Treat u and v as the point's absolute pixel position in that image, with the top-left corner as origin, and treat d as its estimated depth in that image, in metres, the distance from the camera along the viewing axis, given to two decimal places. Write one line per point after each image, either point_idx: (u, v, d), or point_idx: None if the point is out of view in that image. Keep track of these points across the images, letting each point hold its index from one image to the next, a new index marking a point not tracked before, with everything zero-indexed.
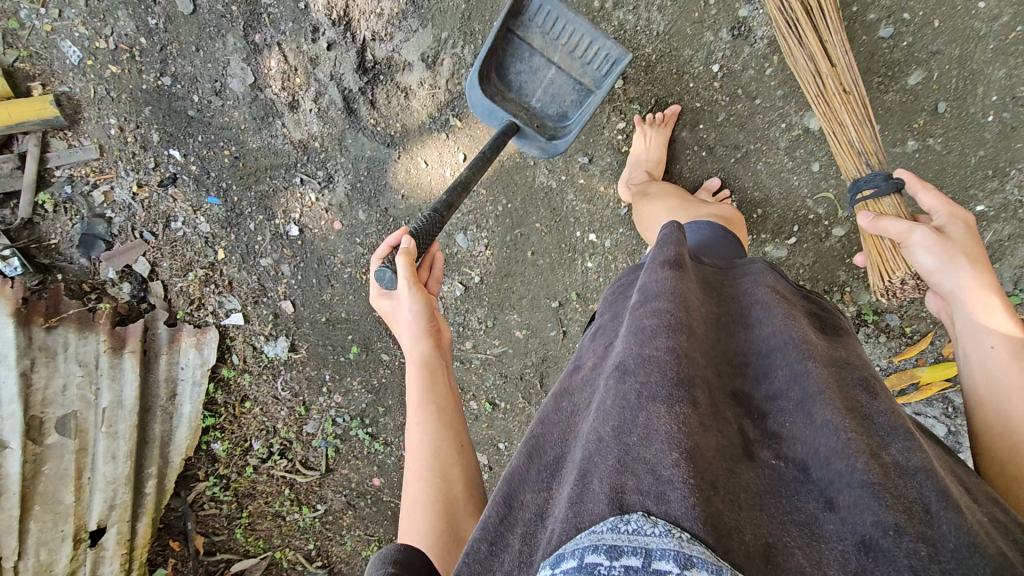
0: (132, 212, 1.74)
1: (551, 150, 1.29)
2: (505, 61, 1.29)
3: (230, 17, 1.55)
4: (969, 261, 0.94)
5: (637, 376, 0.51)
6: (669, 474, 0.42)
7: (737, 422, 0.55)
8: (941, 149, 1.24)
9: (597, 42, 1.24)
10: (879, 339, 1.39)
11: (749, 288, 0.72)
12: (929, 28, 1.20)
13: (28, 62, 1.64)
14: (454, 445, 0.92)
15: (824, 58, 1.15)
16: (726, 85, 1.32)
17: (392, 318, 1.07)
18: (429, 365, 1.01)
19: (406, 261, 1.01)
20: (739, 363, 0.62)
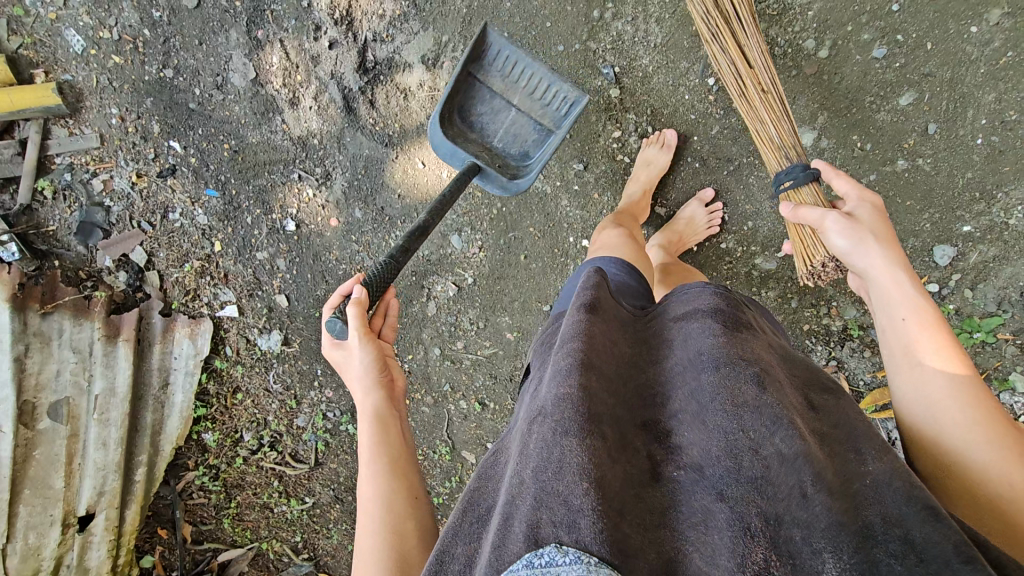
0: (130, 202, 1.76)
1: (511, 189, 1.30)
2: (466, 104, 1.32)
3: (233, 12, 1.56)
4: (876, 240, 0.95)
5: (553, 415, 0.56)
6: (578, 503, 0.49)
7: (643, 449, 0.62)
8: (930, 170, 1.27)
9: (555, 86, 1.28)
10: (863, 354, 1.42)
11: (659, 326, 0.79)
12: (922, 50, 1.21)
13: (32, 49, 1.67)
14: (404, 492, 0.97)
15: (742, 59, 1.17)
16: (720, 98, 1.34)
17: (344, 369, 1.15)
18: (380, 417, 1.07)
19: (356, 311, 1.10)
20: (647, 398, 0.68)
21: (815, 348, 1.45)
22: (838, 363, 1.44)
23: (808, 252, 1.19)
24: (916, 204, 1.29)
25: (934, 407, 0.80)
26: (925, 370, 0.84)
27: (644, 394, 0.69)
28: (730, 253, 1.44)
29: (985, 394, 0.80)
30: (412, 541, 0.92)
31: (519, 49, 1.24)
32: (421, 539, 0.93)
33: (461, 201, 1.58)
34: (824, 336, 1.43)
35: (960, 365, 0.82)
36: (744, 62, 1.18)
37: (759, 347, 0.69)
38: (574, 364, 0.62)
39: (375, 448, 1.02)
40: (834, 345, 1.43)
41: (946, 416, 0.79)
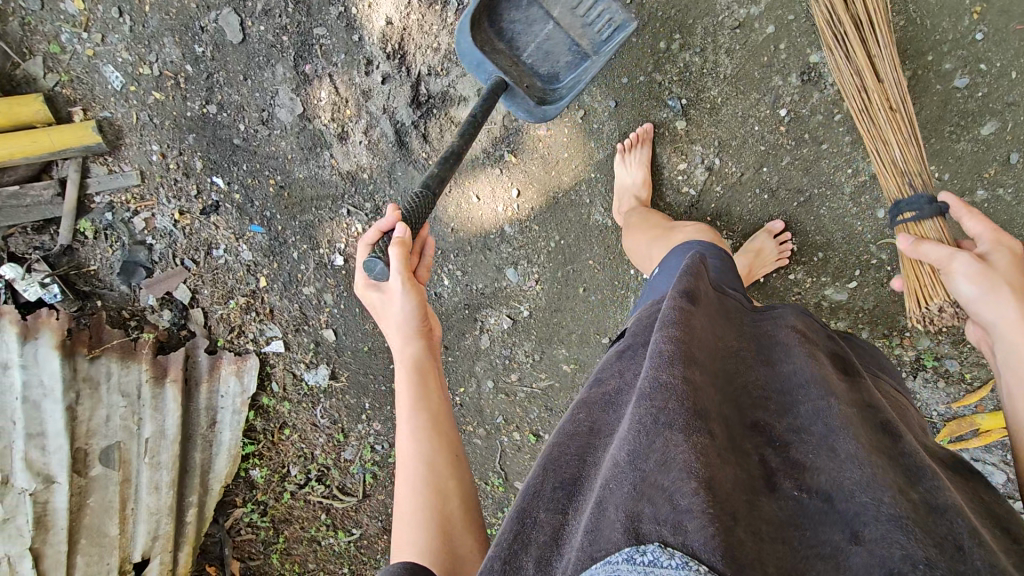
0: (173, 240, 1.73)
1: (538, 114, 1.30)
2: (504, 4, 1.24)
3: (280, 47, 1.51)
4: (1012, 290, 0.94)
5: (654, 400, 0.53)
6: (685, 503, 0.46)
7: (758, 453, 0.60)
8: (1011, 200, 1.24)
9: (603, 6, 1.21)
10: (937, 385, 1.41)
11: (772, 332, 0.79)
12: (1005, 79, 1.18)
13: (69, 87, 1.62)
14: (442, 427, 1.03)
15: (871, 71, 1.12)
16: (792, 129, 1.30)
17: (381, 312, 1.16)
18: (417, 363, 1.11)
19: (397, 251, 1.08)
20: (760, 394, 0.67)
21: None
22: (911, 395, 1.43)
23: (923, 294, 1.14)
24: None
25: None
26: None
27: (755, 393, 0.67)
28: (799, 283, 1.42)
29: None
30: (452, 471, 0.98)
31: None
32: (458, 466, 0.99)
33: (516, 234, 1.55)
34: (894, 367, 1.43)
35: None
36: (871, 75, 1.12)
37: (879, 397, 0.73)
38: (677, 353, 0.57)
39: (417, 392, 1.06)
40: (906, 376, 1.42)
41: None
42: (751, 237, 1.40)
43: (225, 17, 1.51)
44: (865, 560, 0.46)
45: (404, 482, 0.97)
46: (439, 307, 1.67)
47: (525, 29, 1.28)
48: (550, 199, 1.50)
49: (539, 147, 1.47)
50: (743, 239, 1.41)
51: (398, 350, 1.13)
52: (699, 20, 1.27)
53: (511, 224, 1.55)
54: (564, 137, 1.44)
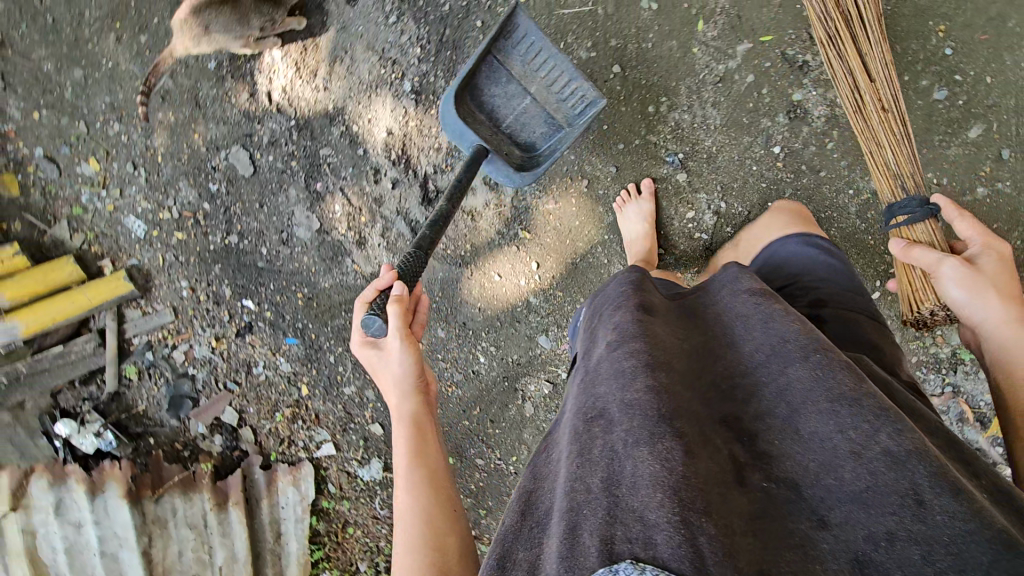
0: (213, 365, 1.78)
1: (507, 179, 1.32)
2: (481, 79, 1.32)
3: (290, 171, 1.59)
4: (997, 294, 0.98)
5: (623, 422, 0.54)
6: (654, 517, 0.47)
7: (727, 448, 0.56)
8: (1012, 191, 1.31)
9: (573, 84, 1.32)
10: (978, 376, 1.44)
11: (725, 309, 0.72)
12: (980, 85, 1.28)
13: (95, 243, 1.69)
14: (435, 477, 0.94)
15: (862, 71, 1.15)
16: (789, 163, 1.37)
17: (380, 371, 1.08)
18: (416, 421, 1.01)
19: (397, 310, 1.02)
20: (724, 385, 0.63)
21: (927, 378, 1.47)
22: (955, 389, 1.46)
23: (916, 296, 1.14)
24: (1008, 226, 1.32)
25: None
26: None
27: (721, 385, 0.63)
28: None
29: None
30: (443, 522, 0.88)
31: (546, 38, 1.29)
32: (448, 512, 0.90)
33: (542, 303, 1.60)
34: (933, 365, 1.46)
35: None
36: (864, 76, 1.15)
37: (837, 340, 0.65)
38: (639, 364, 0.59)
39: (412, 451, 0.96)
40: (946, 372, 1.46)
41: None
42: None
43: (240, 153, 1.59)
44: (831, 548, 0.48)
45: (401, 545, 0.86)
46: (478, 383, 1.69)
47: (505, 102, 1.36)
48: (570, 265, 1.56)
49: (550, 220, 1.53)
50: None
51: (393, 408, 1.03)
52: (682, 86, 1.36)
53: (535, 295, 1.60)
54: (573, 208, 1.51)
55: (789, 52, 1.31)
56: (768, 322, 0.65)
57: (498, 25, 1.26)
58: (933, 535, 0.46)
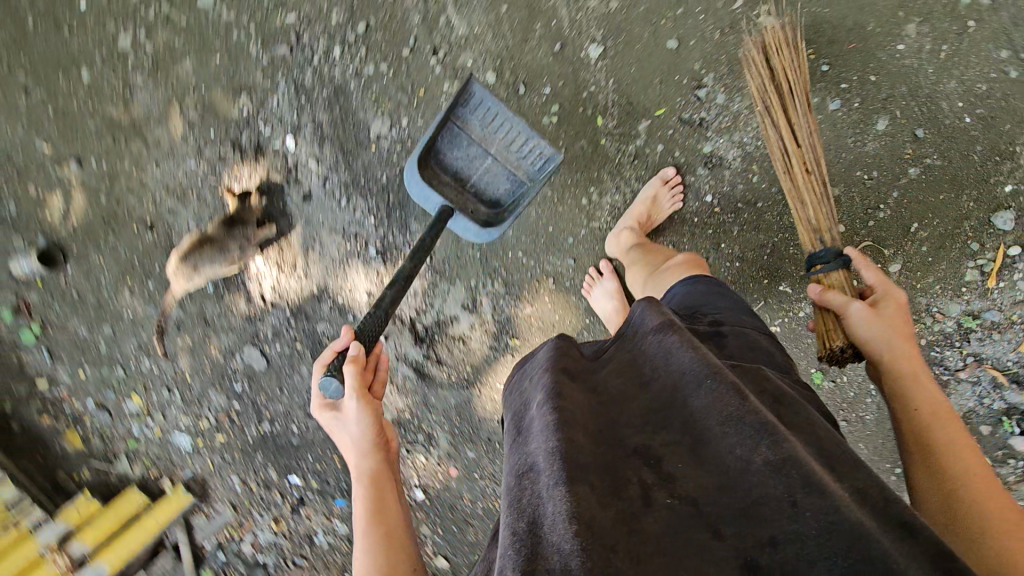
0: (280, 546, 1.89)
1: (477, 235, 1.39)
2: (443, 145, 1.38)
3: (298, 351, 1.72)
4: (897, 335, 1.00)
5: (546, 469, 0.60)
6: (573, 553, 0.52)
7: (638, 473, 0.61)
8: (942, 162, 1.41)
9: (529, 140, 1.36)
10: (991, 339, 1.47)
11: (639, 341, 0.76)
12: (869, 84, 1.39)
13: (153, 468, 1.87)
14: (386, 526, 0.96)
15: (790, 137, 1.21)
16: (725, 206, 1.48)
17: (339, 434, 1.08)
18: (376, 479, 1.03)
19: (353, 369, 1.04)
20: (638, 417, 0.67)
21: (946, 356, 1.51)
22: (976, 357, 1.49)
23: (829, 336, 1.15)
24: (950, 193, 1.43)
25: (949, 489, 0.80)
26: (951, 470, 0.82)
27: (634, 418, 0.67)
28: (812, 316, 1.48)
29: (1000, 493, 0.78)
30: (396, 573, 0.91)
31: (501, 102, 1.33)
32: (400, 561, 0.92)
33: None
34: (945, 342, 1.50)
35: (980, 466, 0.82)
36: (791, 141, 1.21)
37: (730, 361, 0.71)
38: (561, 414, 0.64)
39: (371, 508, 0.98)
40: (960, 344, 1.49)
41: (970, 504, 0.77)
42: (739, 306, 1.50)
43: (249, 349, 1.74)
44: (725, 550, 0.55)
45: None
46: None
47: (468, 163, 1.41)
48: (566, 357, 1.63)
49: (533, 321, 1.62)
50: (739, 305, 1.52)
51: (353, 467, 1.05)
52: (604, 176, 1.51)
53: None
54: (549, 305, 1.61)
55: (685, 116, 1.43)
56: (674, 354, 0.69)
57: (456, 93, 1.30)
58: (803, 530, 0.54)
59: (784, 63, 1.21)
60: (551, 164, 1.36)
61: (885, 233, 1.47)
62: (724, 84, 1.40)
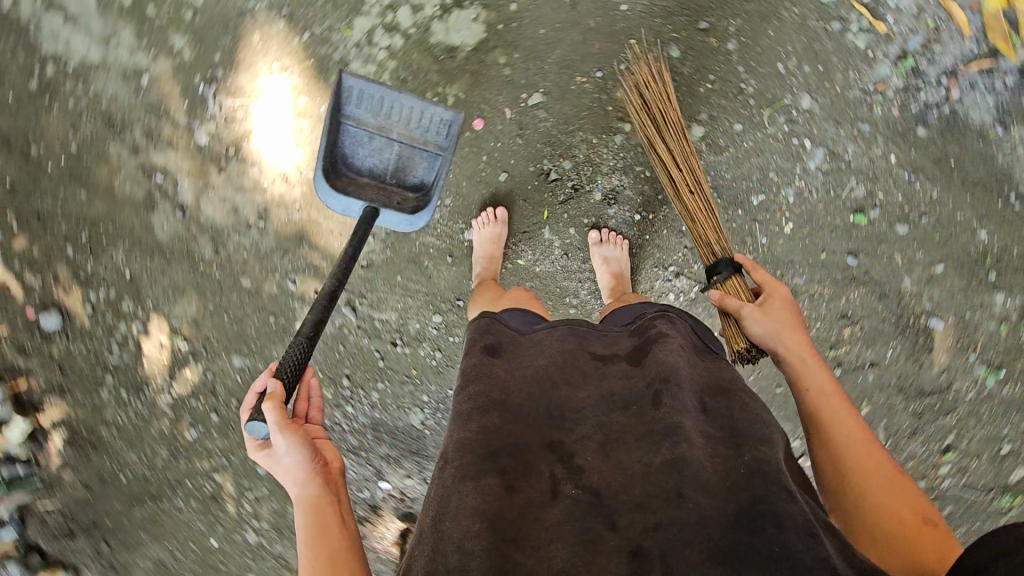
0: None
1: (407, 224, 1.41)
2: (346, 149, 1.39)
3: None
4: (791, 329, 1.14)
5: (454, 461, 0.86)
6: (469, 544, 0.78)
7: (551, 469, 0.87)
8: (743, 17, 1.49)
9: (426, 110, 1.36)
10: (935, 50, 1.45)
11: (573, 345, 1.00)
12: (637, 45, 1.53)
13: None
14: (325, 558, 0.96)
15: (674, 164, 1.39)
16: (654, 207, 1.59)
17: (275, 470, 1.05)
18: (319, 508, 1.02)
19: (273, 406, 1.01)
20: (558, 415, 0.92)
21: (925, 99, 1.47)
22: (947, 74, 1.46)
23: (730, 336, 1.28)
24: (774, 22, 1.49)
25: (842, 475, 0.98)
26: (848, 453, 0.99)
27: (552, 414, 0.92)
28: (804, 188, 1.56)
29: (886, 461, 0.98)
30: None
31: (383, 84, 1.32)
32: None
33: None
34: (909, 94, 1.48)
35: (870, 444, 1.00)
36: (674, 167, 1.39)
37: (664, 354, 0.93)
38: (471, 416, 0.89)
39: (312, 537, 0.98)
40: (922, 80, 1.47)
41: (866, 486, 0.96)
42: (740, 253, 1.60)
43: None
44: (618, 544, 0.79)
45: None
46: None
47: (377, 157, 1.42)
48: None
49: None
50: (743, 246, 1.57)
51: (293, 495, 1.03)
52: (571, 281, 1.66)
53: None
54: None
55: (562, 200, 1.61)
56: (611, 377, 0.96)
57: (334, 94, 1.29)
58: (684, 517, 0.79)
59: (655, 100, 1.42)
60: (455, 127, 1.37)
61: (767, 95, 1.52)
62: (558, 157, 1.58)
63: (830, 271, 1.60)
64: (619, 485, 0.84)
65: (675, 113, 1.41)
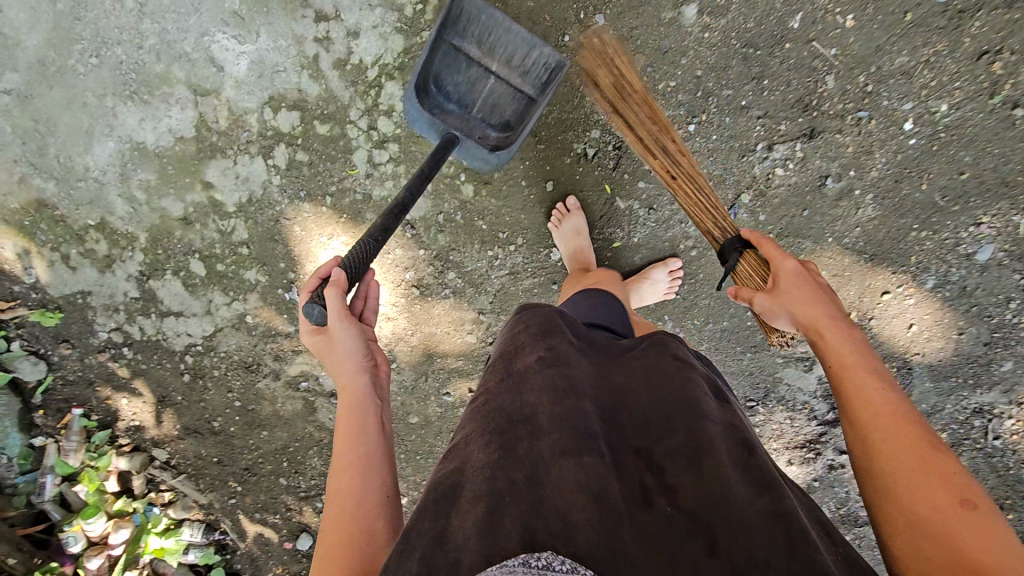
0: None
1: (483, 160, 1.39)
2: (440, 68, 1.33)
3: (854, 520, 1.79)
4: (804, 297, 1.11)
5: (554, 435, 0.74)
6: (572, 518, 0.66)
7: (640, 477, 0.75)
8: None
9: (533, 50, 1.29)
10: None
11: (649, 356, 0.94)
12: None
13: None
14: (355, 469, 0.89)
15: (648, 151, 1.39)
16: (701, 109, 1.47)
17: (327, 354, 1.02)
18: (364, 405, 0.97)
19: (336, 291, 0.97)
20: (641, 423, 0.81)
21: None
22: None
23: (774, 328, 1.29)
24: None
25: (873, 448, 0.89)
26: (871, 410, 0.92)
27: (639, 422, 0.81)
28: None
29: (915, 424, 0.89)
30: (362, 507, 0.85)
31: (499, 12, 1.24)
32: (360, 506, 0.85)
33: (928, 264, 1.49)
34: None
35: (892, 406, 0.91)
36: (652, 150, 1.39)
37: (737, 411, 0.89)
38: (570, 394, 0.80)
39: (349, 432, 0.93)
40: None
41: (885, 443, 0.88)
42: (815, 87, 1.43)
43: None
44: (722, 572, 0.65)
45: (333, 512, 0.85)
46: None
47: (469, 87, 1.36)
48: (881, 261, 1.51)
49: None
50: (811, 81, 1.42)
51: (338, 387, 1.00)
52: (674, 226, 1.55)
53: (928, 283, 1.50)
54: None
55: (614, 165, 1.52)
56: (697, 383, 0.86)
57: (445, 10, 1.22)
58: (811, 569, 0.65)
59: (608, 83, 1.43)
60: (559, 76, 1.29)
61: None
62: (584, 131, 1.50)
63: (930, 24, 1.34)
64: (712, 508, 0.71)
65: (631, 87, 1.42)
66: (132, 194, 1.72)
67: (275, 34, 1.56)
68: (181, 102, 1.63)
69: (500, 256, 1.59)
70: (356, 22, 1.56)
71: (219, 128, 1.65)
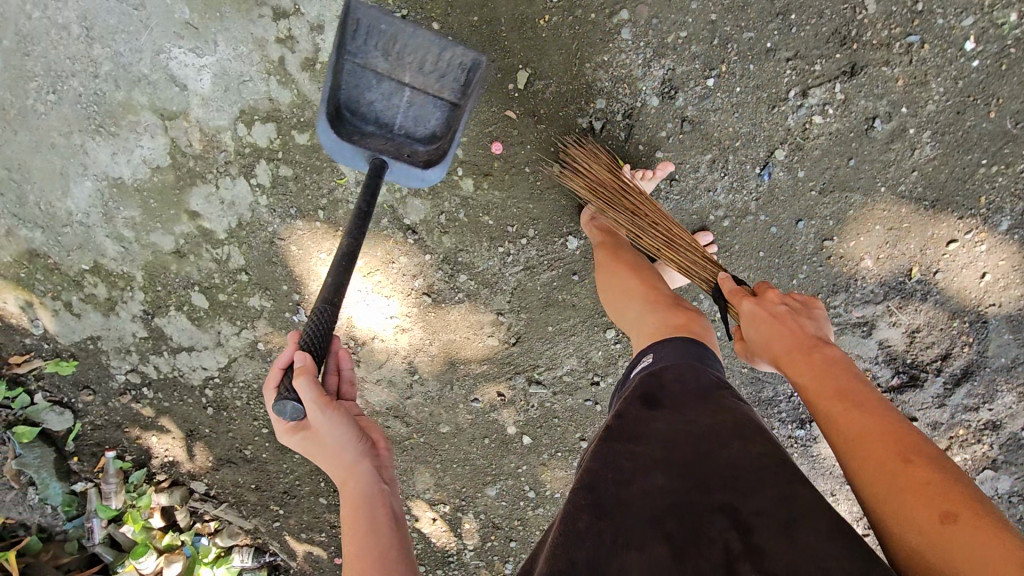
0: None
1: (419, 179, 1.19)
2: (351, 92, 1.19)
3: None
4: (760, 320, 1.00)
5: (615, 512, 0.78)
6: None
7: (722, 542, 0.74)
8: None
9: (444, 50, 1.17)
10: None
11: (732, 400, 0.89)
12: None
13: None
14: (368, 558, 0.81)
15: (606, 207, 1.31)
16: (723, 62, 1.30)
17: (314, 453, 0.92)
18: (366, 493, 0.89)
19: (305, 378, 0.90)
20: (722, 480, 0.78)
21: None
22: None
23: None
24: None
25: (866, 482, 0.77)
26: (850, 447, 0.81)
27: (720, 479, 0.78)
28: None
29: (884, 432, 0.79)
30: None
31: (398, 19, 1.13)
32: None
33: (999, 203, 1.33)
34: None
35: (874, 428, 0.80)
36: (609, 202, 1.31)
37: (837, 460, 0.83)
38: (636, 465, 0.81)
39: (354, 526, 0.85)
40: None
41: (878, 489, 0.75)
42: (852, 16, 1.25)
43: None
44: None
45: None
46: None
47: (385, 106, 1.22)
48: (943, 206, 1.35)
49: (883, 253, 1.39)
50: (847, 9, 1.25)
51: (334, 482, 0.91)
52: (701, 196, 1.39)
53: (1001, 226, 1.34)
54: (862, 237, 1.39)
55: (626, 138, 1.37)
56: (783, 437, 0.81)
57: (341, 23, 1.10)
58: None
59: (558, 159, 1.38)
60: (479, 71, 1.16)
61: None
62: (588, 104, 1.35)
63: None
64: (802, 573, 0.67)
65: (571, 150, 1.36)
66: (120, 233, 1.63)
67: (233, 41, 1.43)
68: (150, 130, 1.51)
69: (511, 250, 1.46)
70: (319, 15, 1.42)
71: (194, 152, 1.53)
